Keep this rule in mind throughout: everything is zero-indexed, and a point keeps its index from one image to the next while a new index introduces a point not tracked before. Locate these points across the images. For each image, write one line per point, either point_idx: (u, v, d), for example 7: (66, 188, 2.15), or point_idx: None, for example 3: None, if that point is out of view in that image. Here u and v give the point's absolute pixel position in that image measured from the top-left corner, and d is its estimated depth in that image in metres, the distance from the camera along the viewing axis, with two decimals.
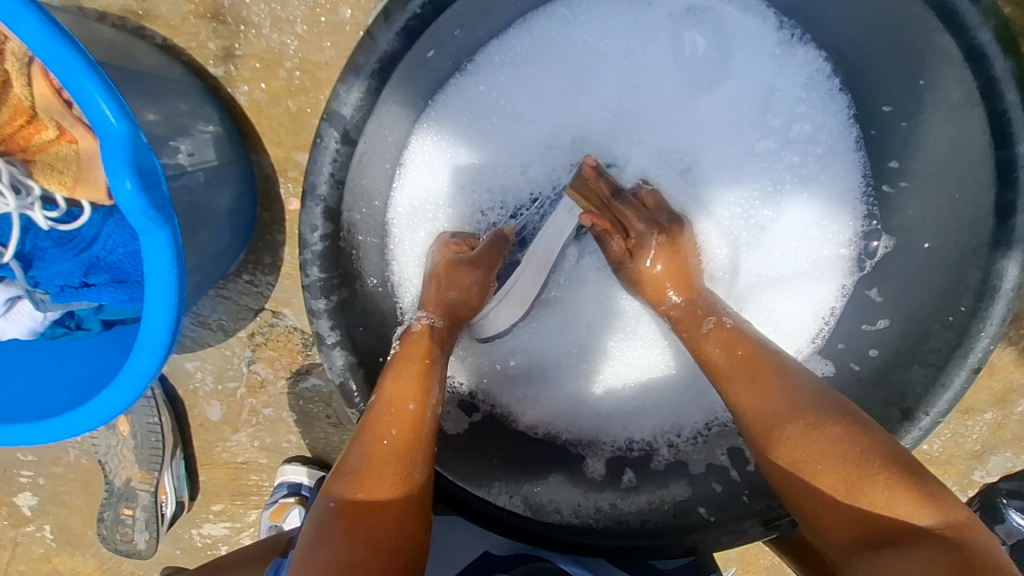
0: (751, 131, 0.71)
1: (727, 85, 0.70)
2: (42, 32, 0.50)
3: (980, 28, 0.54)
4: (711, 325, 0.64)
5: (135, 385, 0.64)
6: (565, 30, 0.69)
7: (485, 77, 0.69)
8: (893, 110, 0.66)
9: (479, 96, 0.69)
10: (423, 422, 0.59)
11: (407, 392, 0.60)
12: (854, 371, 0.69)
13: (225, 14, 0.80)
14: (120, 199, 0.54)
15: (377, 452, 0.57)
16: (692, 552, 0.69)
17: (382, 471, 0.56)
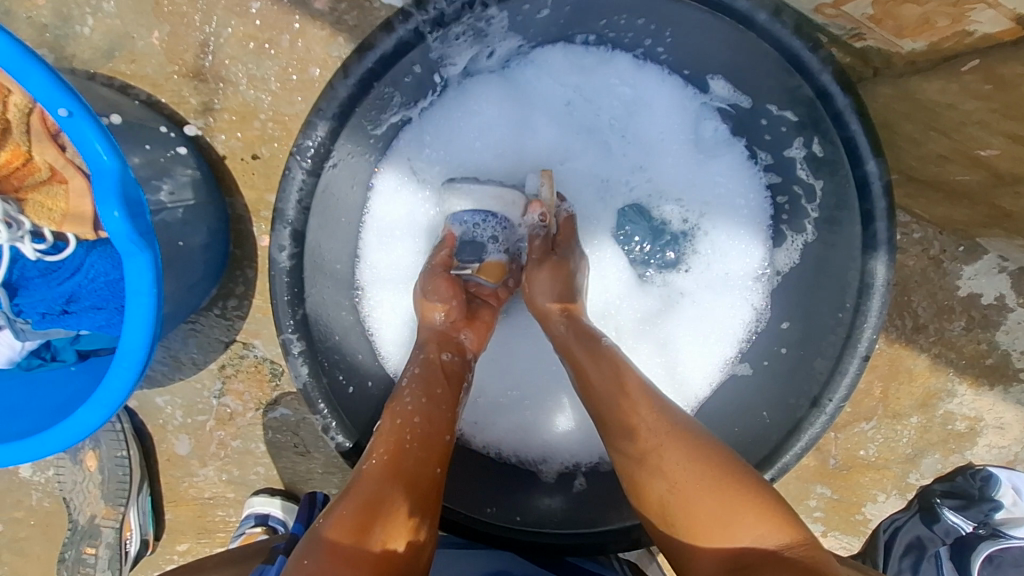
0: (665, 174, 0.78)
1: (636, 132, 0.77)
2: (50, 87, 0.59)
3: (822, 72, 0.63)
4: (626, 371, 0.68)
5: (111, 402, 0.69)
6: (496, 88, 0.76)
7: (425, 131, 0.76)
8: (771, 158, 0.74)
9: (407, 146, 0.75)
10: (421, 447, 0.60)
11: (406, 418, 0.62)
12: (767, 367, 0.77)
13: (205, 74, 0.89)
14: (108, 225, 0.62)
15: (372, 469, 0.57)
16: (638, 545, 0.73)
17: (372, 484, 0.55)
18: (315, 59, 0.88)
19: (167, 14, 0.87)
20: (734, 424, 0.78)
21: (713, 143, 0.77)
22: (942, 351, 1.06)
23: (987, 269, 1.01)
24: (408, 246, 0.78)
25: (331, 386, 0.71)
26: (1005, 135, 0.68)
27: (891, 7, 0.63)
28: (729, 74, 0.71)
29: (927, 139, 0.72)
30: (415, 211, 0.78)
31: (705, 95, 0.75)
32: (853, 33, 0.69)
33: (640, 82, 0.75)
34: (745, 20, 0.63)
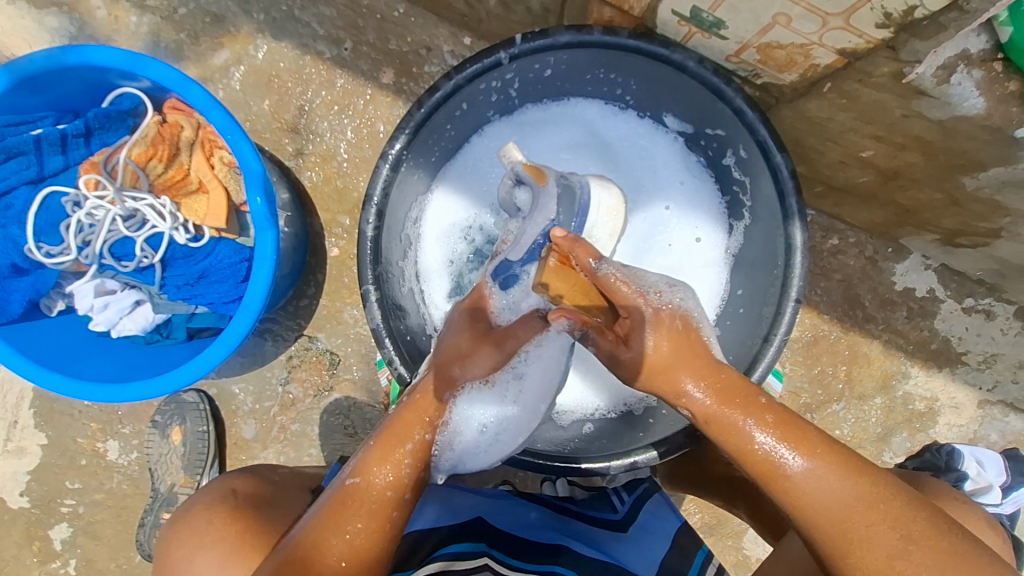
0: (643, 181, 1.02)
1: (622, 151, 1.02)
2: (226, 119, 0.87)
3: (736, 97, 0.84)
4: (700, 394, 0.67)
5: (230, 342, 0.93)
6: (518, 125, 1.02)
7: (471, 155, 1.03)
8: (713, 168, 1.00)
9: (467, 166, 1.04)
10: (406, 486, 0.68)
11: (409, 431, 0.71)
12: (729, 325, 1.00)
13: (300, 128, 1.20)
14: (253, 207, 0.89)
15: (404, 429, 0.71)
16: (634, 466, 0.93)
17: (344, 511, 0.65)
18: (381, 117, 1.20)
19: (275, 87, 1.19)
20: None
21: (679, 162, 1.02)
22: (891, 338, 1.25)
23: (915, 267, 1.23)
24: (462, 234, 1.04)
25: (395, 329, 0.92)
26: (874, 139, 0.86)
27: (769, 52, 0.78)
28: (680, 109, 0.95)
29: (828, 147, 0.94)
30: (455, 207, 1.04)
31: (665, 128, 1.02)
32: (753, 72, 0.85)
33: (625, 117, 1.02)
34: (681, 67, 0.85)
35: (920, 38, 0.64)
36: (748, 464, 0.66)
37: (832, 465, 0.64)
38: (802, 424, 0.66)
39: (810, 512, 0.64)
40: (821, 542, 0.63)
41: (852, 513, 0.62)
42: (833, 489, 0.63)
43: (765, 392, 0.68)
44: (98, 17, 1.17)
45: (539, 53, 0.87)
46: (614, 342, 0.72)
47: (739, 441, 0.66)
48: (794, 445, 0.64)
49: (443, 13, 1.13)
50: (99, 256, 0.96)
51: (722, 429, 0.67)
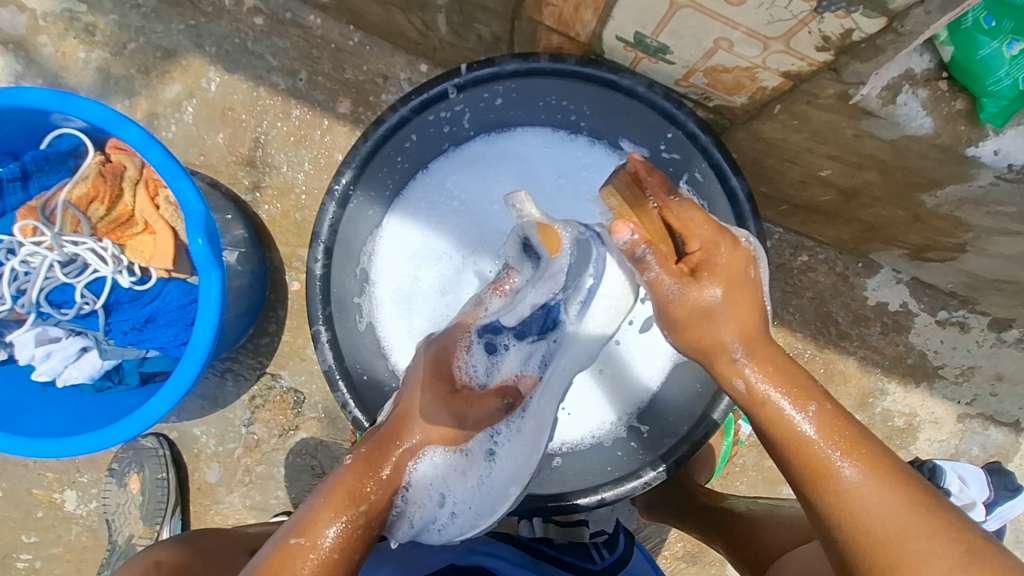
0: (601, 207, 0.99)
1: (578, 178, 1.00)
2: (166, 158, 0.84)
3: (687, 121, 0.83)
4: (742, 380, 0.65)
5: (177, 390, 0.88)
6: (471, 156, 1.00)
7: (425, 188, 1.01)
8: None
9: (421, 199, 1.01)
10: (354, 546, 0.65)
11: (356, 487, 0.68)
12: None
13: (256, 161, 1.18)
14: (195, 249, 0.86)
15: (352, 477, 0.69)
16: (604, 502, 0.91)
17: (285, 572, 0.61)
18: (338, 147, 1.17)
19: (229, 120, 1.17)
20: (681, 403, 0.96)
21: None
22: (867, 354, 1.23)
23: (886, 281, 1.21)
24: (421, 271, 1.00)
25: (348, 370, 0.89)
26: (830, 159, 0.85)
27: (716, 76, 0.77)
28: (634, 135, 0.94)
29: (786, 168, 0.93)
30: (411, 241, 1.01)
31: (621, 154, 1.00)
32: (704, 96, 0.84)
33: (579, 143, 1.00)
34: (630, 92, 0.84)
35: (860, 61, 0.62)
36: (798, 459, 0.63)
37: (888, 470, 0.62)
38: (859, 428, 0.64)
39: (855, 519, 0.61)
40: (869, 554, 0.60)
41: (907, 522, 0.59)
42: (889, 499, 0.60)
43: (823, 389, 0.65)
44: (46, 55, 1.15)
45: (486, 83, 0.85)
46: (678, 276, 0.64)
47: (783, 426, 0.63)
48: (850, 450, 0.62)
49: (398, 41, 1.11)
50: (37, 304, 0.92)
51: (747, 398, 0.65)
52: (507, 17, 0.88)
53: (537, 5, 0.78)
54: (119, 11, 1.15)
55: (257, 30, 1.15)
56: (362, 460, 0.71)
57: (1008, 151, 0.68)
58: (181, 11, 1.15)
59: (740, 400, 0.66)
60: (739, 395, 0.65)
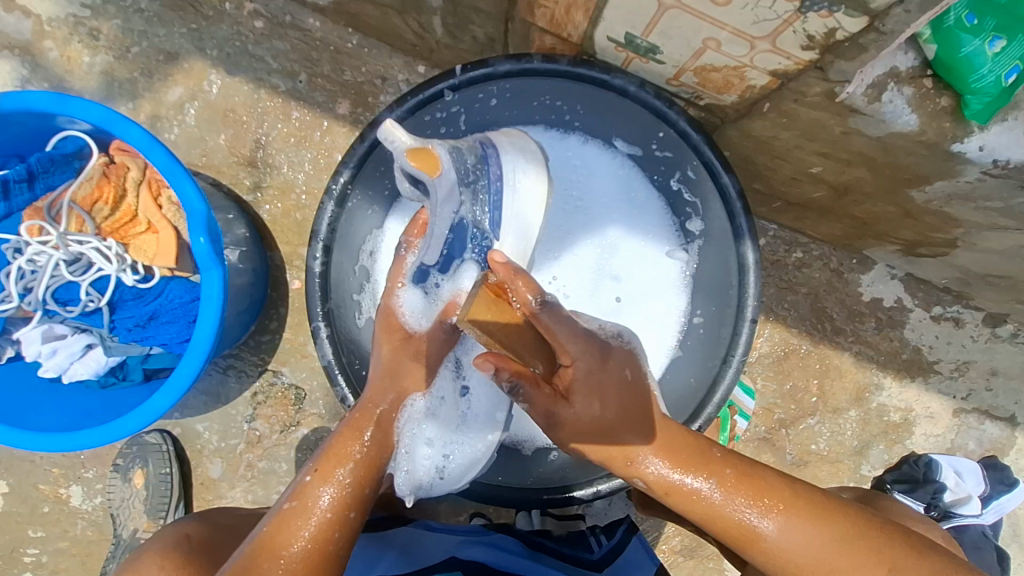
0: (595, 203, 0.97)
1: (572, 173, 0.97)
2: (168, 159, 0.86)
3: (678, 120, 0.85)
4: (644, 481, 0.71)
5: (179, 386, 0.90)
6: None
7: None
8: None
9: None
10: (347, 506, 0.67)
11: (344, 451, 0.72)
12: (699, 337, 0.95)
13: (257, 162, 1.20)
14: (197, 247, 0.87)
15: (343, 448, 0.72)
16: (599, 495, 0.94)
17: (284, 537, 0.64)
18: (338, 148, 1.19)
19: (231, 122, 1.19)
20: (673, 398, 0.95)
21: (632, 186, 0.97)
22: (862, 349, 1.24)
23: (881, 277, 1.22)
24: None
25: (348, 365, 0.91)
26: (820, 156, 0.86)
27: (706, 75, 0.78)
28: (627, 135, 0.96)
29: (778, 165, 0.94)
30: None
31: None
32: (695, 94, 0.85)
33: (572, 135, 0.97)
34: (622, 91, 0.85)
35: (844, 59, 0.64)
36: (725, 528, 0.68)
37: (799, 500, 0.68)
38: (763, 472, 0.70)
39: (769, 566, 0.68)
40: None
41: (828, 551, 0.66)
42: (805, 550, 0.66)
43: (716, 441, 0.72)
44: (51, 58, 1.17)
45: (481, 83, 0.87)
46: (552, 396, 0.70)
47: (700, 506, 0.68)
48: (765, 501, 0.67)
49: (395, 43, 1.13)
50: (43, 301, 0.94)
51: (664, 484, 0.70)
52: (500, 18, 0.90)
53: (529, 7, 0.79)
54: (122, 15, 1.17)
55: (257, 33, 1.17)
56: (350, 426, 0.74)
57: (993, 146, 0.69)
58: (183, 14, 1.17)
59: (654, 489, 0.71)
60: (654, 482, 0.70)
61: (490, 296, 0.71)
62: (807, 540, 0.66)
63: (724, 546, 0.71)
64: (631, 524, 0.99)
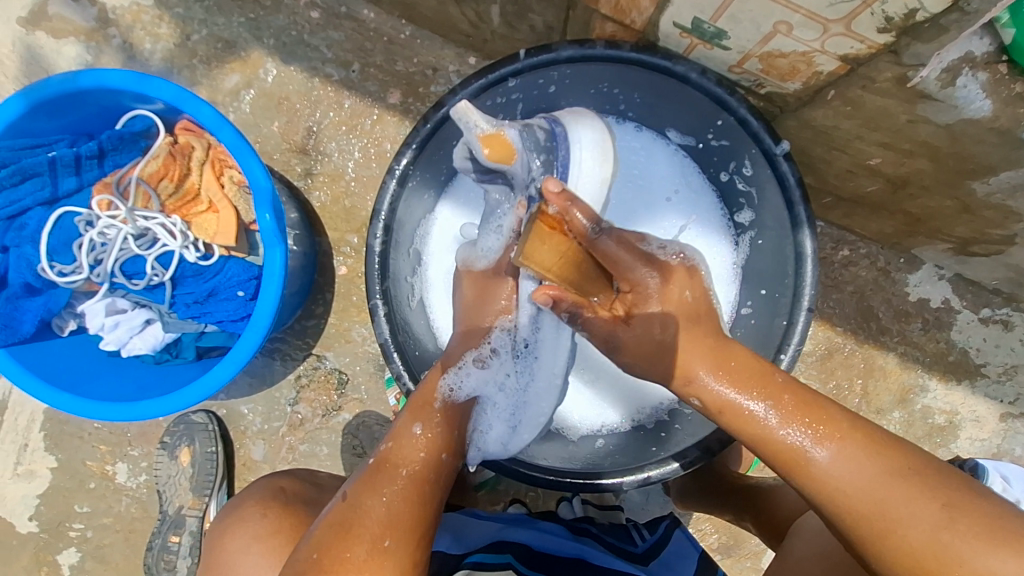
0: (651, 189, 1.01)
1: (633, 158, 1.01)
2: (236, 138, 0.89)
3: (739, 107, 0.85)
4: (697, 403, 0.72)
5: (239, 359, 0.92)
6: None
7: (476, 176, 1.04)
8: (725, 179, 0.98)
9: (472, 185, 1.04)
10: (439, 447, 0.75)
11: (429, 403, 0.79)
12: (752, 323, 0.97)
13: (309, 149, 1.22)
14: (262, 224, 0.90)
15: (430, 404, 0.79)
16: (649, 481, 0.91)
17: (383, 476, 0.69)
18: (388, 136, 1.21)
19: (285, 110, 1.22)
20: None
21: (687, 172, 1.02)
22: (908, 350, 1.23)
23: (929, 277, 1.21)
24: None
25: (402, 344, 0.92)
26: (881, 147, 0.86)
27: (771, 61, 0.79)
28: (684, 124, 0.96)
29: (834, 156, 0.94)
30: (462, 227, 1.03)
31: (668, 143, 1.01)
32: (757, 82, 0.85)
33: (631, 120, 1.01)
34: (683, 78, 0.85)
35: (922, 41, 0.64)
36: (776, 450, 0.68)
37: (851, 430, 0.66)
38: (826, 407, 0.68)
39: (824, 494, 0.65)
40: (864, 525, 0.64)
41: (883, 480, 0.63)
42: (853, 477, 0.64)
43: (780, 372, 0.72)
44: (115, 44, 1.21)
45: (544, 67, 0.88)
46: (612, 320, 0.75)
47: (754, 428, 0.68)
48: (820, 429, 0.66)
49: (449, 34, 1.15)
50: (110, 274, 0.97)
51: (717, 405, 0.70)
52: (563, 6, 0.92)
53: None
54: (183, 3, 1.20)
55: (314, 23, 1.20)
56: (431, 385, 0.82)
57: None
58: (242, 4, 1.20)
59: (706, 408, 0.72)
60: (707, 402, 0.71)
61: (547, 227, 0.72)
62: (852, 470, 0.64)
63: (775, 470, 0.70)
64: (675, 520, 1.00)
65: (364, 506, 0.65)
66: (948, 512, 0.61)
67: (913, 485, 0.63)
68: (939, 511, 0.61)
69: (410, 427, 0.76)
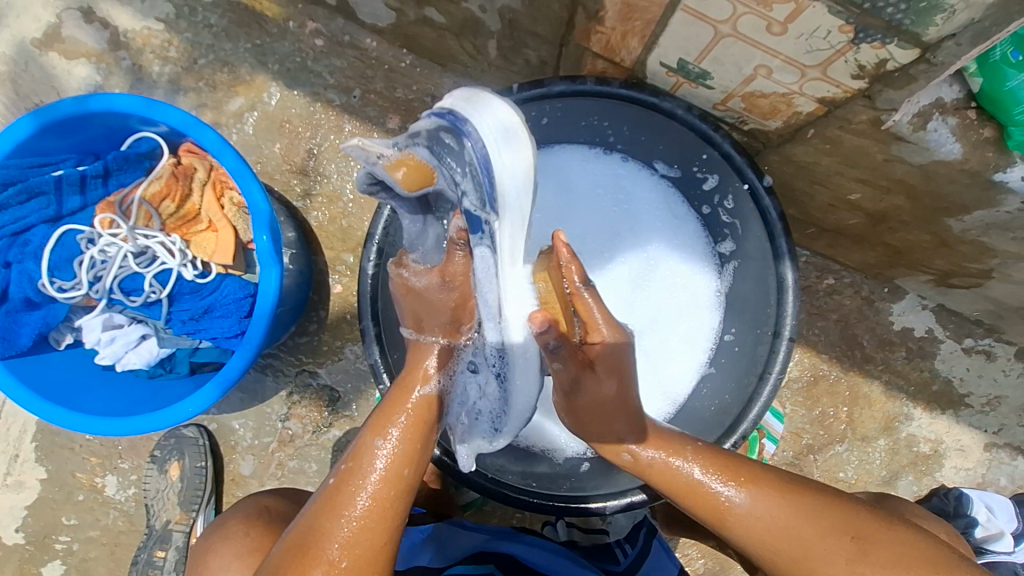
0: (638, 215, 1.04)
1: (621, 186, 1.04)
2: (237, 161, 0.91)
3: (722, 142, 0.88)
4: (631, 449, 0.77)
5: (229, 376, 0.93)
6: None
7: None
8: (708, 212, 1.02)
9: None
10: (402, 464, 0.72)
11: (397, 415, 0.74)
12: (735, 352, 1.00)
13: (308, 170, 1.25)
14: (260, 244, 0.93)
15: (394, 413, 0.74)
16: (630, 506, 0.92)
17: (342, 499, 0.70)
18: None
19: (286, 132, 1.25)
20: (695, 421, 1.01)
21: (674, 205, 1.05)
22: (892, 378, 1.25)
23: (912, 307, 1.23)
24: None
25: (392, 365, 0.94)
26: (859, 183, 0.89)
27: (753, 101, 0.82)
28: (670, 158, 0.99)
29: (816, 190, 0.97)
30: None
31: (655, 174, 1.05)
32: (740, 119, 0.89)
33: (618, 151, 1.04)
34: (669, 113, 0.89)
35: (893, 88, 0.67)
36: (700, 503, 0.74)
37: (747, 469, 0.74)
38: (734, 457, 0.76)
39: (738, 533, 0.72)
40: (782, 559, 0.71)
41: (797, 519, 0.70)
42: (763, 521, 0.71)
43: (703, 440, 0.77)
44: (124, 66, 1.25)
45: (537, 100, 0.91)
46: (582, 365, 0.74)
47: (677, 476, 0.74)
48: (735, 478, 0.73)
49: (448, 64, 1.19)
50: (109, 291, 0.99)
51: (652, 458, 0.76)
52: (556, 42, 0.95)
53: (586, 32, 0.83)
54: (192, 29, 1.24)
55: (317, 51, 1.24)
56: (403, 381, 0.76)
57: None
58: (249, 30, 1.24)
59: (631, 467, 0.78)
60: (627, 462, 0.77)
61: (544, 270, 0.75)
62: (769, 515, 0.71)
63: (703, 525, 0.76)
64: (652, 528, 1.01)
65: (325, 529, 0.69)
66: (847, 534, 0.70)
67: (822, 519, 0.71)
68: (845, 535, 0.70)
69: (373, 440, 0.73)
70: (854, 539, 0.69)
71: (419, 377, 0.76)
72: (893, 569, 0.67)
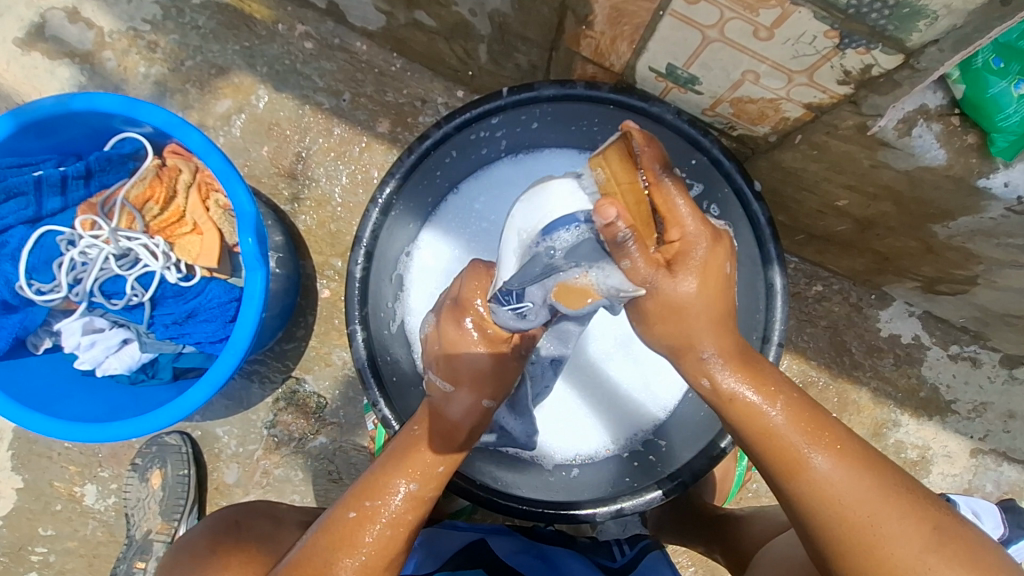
0: None
1: None
2: (222, 161, 0.90)
3: (711, 147, 0.88)
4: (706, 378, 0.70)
5: (214, 382, 0.91)
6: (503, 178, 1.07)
7: (457, 207, 1.07)
8: None
9: (455, 215, 1.07)
10: (417, 506, 0.73)
11: (419, 457, 0.74)
12: None
13: (297, 174, 1.24)
14: (245, 247, 0.91)
15: (420, 450, 0.74)
16: (622, 513, 0.90)
17: (355, 535, 0.70)
18: (375, 164, 1.24)
19: (275, 135, 1.24)
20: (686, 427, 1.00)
21: None
22: (880, 385, 1.25)
23: (899, 314, 1.24)
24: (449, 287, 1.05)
25: (379, 371, 0.92)
26: (846, 189, 0.90)
27: (741, 106, 0.83)
28: None
29: (804, 197, 0.98)
30: (440, 257, 1.06)
31: None
32: (728, 125, 0.89)
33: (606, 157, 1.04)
34: (659, 118, 0.89)
35: (879, 94, 0.68)
36: (777, 451, 0.69)
37: (837, 441, 0.69)
38: (824, 416, 0.70)
39: (808, 498, 0.68)
40: (848, 543, 0.66)
41: (873, 500, 0.66)
42: (848, 495, 0.66)
43: (787, 384, 0.72)
44: (109, 66, 1.24)
45: (527, 105, 0.91)
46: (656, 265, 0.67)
47: (756, 416, 0.69)
48: (818, 440, 0.68)
49: (438, 68, 1.19)
50: (89, 293, 0.97)
51: (718, 396, 0.71)
52: (545, 47, 0.95)
53: (576, 37, 0.84)
54: (179, 30, 1.23)
55: (307, 53, 1.23)
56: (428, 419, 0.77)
57: (1017, 183, 0.73)
58: (237, 33, 1.23)
59: (710, 399, 0.72)
60: (708, 392, 0.71)
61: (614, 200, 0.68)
62: (852, 493, 0.66)
63: (768, 476, 0.71)
64: (654, 541, 0.97)
65: (334, 564, 0.68)
66: (925, 524, 0.65)
67: (898, 501, 0.66)
68: (922, 527, 0.65)
69: (397, 473, 0.73)
70: (932, 528, 0.65)
71: (444, 424, 0.76)
72: (963, 564, 0.63)
